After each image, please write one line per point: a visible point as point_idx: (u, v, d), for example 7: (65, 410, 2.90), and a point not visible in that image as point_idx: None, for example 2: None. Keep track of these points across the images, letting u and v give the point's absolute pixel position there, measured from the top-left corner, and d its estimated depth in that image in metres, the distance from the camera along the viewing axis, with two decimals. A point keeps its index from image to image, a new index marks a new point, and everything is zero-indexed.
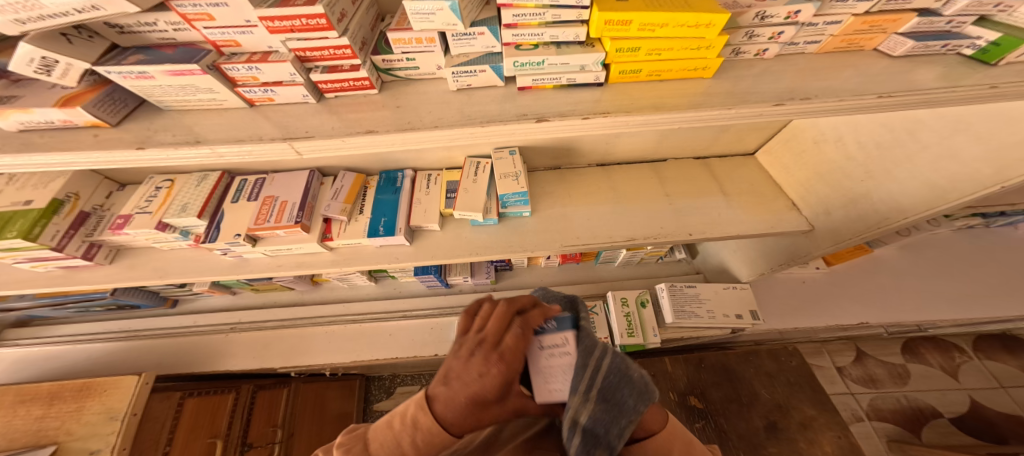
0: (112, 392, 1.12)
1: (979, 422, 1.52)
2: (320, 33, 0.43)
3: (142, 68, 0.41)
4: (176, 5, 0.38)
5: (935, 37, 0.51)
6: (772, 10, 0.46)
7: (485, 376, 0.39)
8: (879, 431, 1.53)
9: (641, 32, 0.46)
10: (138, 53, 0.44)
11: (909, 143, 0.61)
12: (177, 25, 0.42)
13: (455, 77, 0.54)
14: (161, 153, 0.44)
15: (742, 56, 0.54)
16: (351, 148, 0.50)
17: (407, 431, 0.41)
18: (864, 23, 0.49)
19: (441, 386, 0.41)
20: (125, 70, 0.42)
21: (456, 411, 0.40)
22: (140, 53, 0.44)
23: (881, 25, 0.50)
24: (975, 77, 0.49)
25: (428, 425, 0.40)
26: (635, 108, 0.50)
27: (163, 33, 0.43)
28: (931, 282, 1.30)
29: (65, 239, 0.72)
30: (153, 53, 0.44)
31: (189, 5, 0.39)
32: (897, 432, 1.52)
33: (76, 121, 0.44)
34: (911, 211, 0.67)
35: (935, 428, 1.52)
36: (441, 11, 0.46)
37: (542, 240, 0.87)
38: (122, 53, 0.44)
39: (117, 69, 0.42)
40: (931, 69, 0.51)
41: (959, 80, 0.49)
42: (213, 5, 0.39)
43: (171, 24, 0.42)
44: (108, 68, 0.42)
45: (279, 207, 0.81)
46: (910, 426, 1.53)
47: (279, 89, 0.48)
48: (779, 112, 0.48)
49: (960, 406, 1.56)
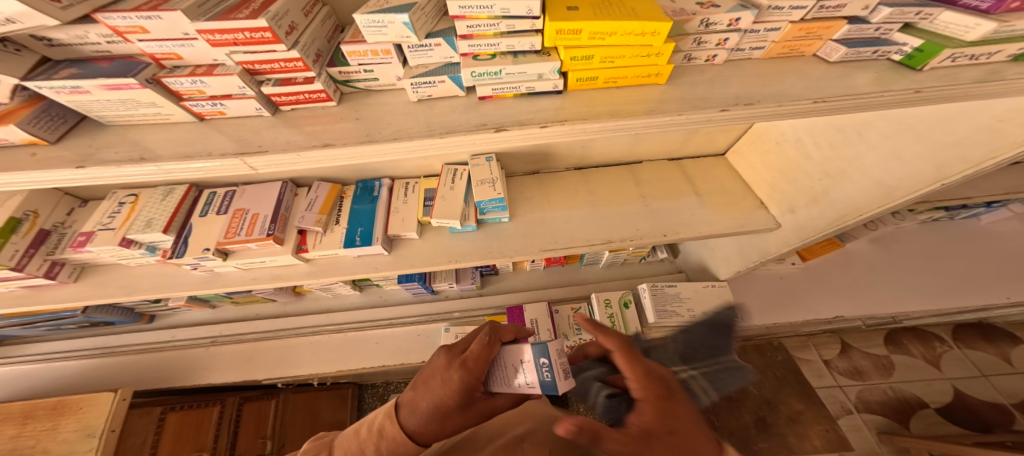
0: (88, 409, 1.07)
1: (962, 410, 1.56)
2: (265, 46, 0.43)
3: (75, 82, 0.40)
4: (105, 17, 0.37)
5: (867, 43, 0.52)
6: (715, 18, 0.47)
7: (444, 379, 0.43)
8: (867, 423, 1.56)
9: (592, 41, 0.46)
10: (71, 67, 0.42)
11: (860, 143, 0.63)
12: (110, 38, 0.41)
13: (415, 88, 0.54)
14: (104, 171, 0.43)
15: (694, 61, 0.55)
16: (309, 162, 0.49)
17: (373, 439, 0.45)
18: (802, 29, 0.51)
19: (411, 392, 0.47)
20: (57, 85, 0.41)
21: (422, 417, 0.44)
22: (73, 66, 0.43)
23: (816, 32, 0.52)
24: (903, 81, 0.50)
25: (393, 433, 0.44)
26: (592, 115, 0.51)
27: (97, 46, 0.42)
28: (905, 275, 1.33)
29: (25, 259, 0.70)
30: (87, 67, 0.42)
31: (119, 17, 0.38)
32: (884, 423, 1.55)
33: (11, 139, 0.43)
34: (865, 208, 0.67)
35: (922, 418, 1.55)
36: (393, 24, 0.46)
37: (521, 245, 0.87)
38: (53, 67, 0.43)
39: (48, 84, 0.40)
40: (869, 73, 0.53)
41: (891, 84, 0.50)
42: (145, 18, 0.38)
43: (104, 37, 0.41)
44: (38, 82, 0.40)
45: (250, 219, 0.80)
46: (896, 417, 1.56)
47: (228, 102, 0.48)
48: (726, 117, 0.49)
49: (944, 395, 1.60)
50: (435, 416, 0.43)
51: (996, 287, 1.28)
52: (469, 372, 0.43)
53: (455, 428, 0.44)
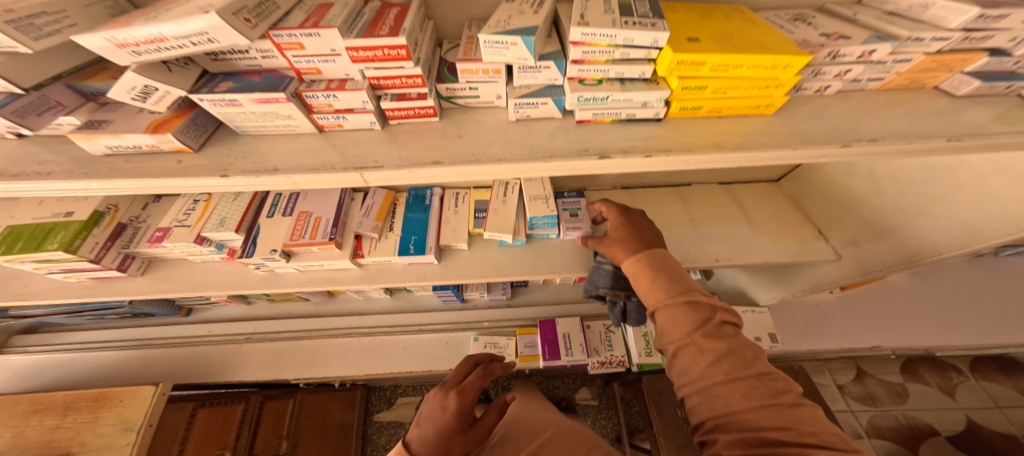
0: (129, 403, 1.05)
1: (979, 442, 1.53)
2: (397, 62, 0.45)
3: (233, 96, 0.41)
4: (274, 35, 0.40)
5: (1002, 77, 0.52)
6: (846, 49, 0.47)
7: (446, 405, 0.59)
8: (879, 449, 1.54)
9: (711, 72, 0.47)
10: (227, 80, 0.44)
11: (950, 181, 0.63)
12: (267, 52, 0.43)
13: (517, 107, 0.55)
14: (243, 180, 0.44)
15: (804, 91, 0.56)
16: (416, 179, 0.50)
17: None
18: (935, 61, 0.51)
19: (417, 429, 0.61)
20: (217, 98, 0.42)
21: (429, 444, 0.57)
22: (229, 80, 0.44)
23: (950, 64, 0.52)
24: None
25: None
26: (696, 146, 0.51)
27: (252, 60, 0.43)
28: (939, 308, 1.33)
29: (103, 251, 0.73)
30: (241, 81, 0.44)
31: (285, 35, 0.40)
32: (896, 450, 1.54)
33: (163, 147, 0.43)
34: (945, 248, 0.69)
35: (931, 446, 1.53)
36: (515, 45, 0.47)
37: (569, 262, 0.89)
38: (212, 80, 0.44)
39: (210, 97, 0.42)
40: (992, 109, 0.52)
41: (1014, 123, 0.49)
42: (307, 35, 0.40)
43: (262, 52, 0.42)
44: (202, 95, 0.41)
45: (314, 223, 0.81)
46: (907, 444, 1.54)
47: (349, 116, 0.49)
48: (845, 152, 0.50)
49: (955, 424, 1.58)
50: (441, 438, 0.57)
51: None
52: (465, 397, 0.59)
53: (459, 451, 0.57)
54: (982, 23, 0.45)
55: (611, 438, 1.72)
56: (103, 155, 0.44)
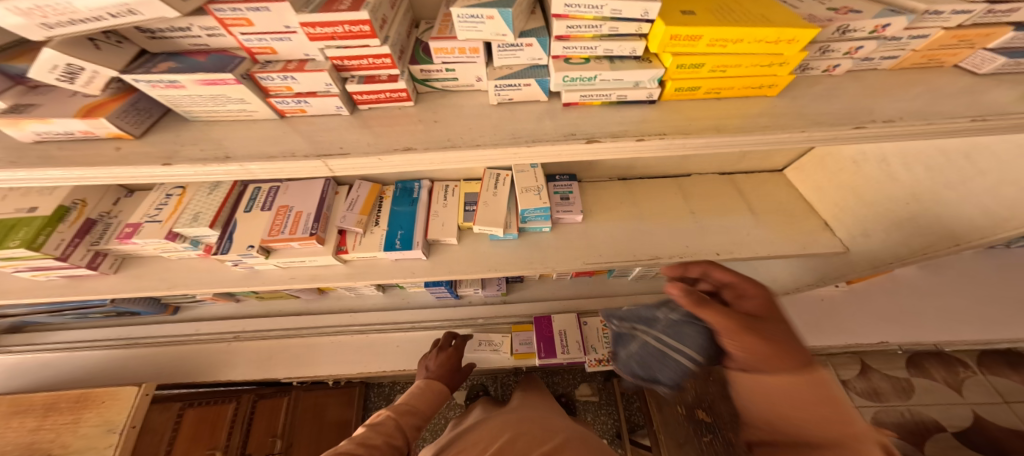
0: (111, 403, 1.02)
1: (984, 438, 1.49)
2: (361, 40, 0.41)
3: (173, 77, 0.38)
4: (215, 8, 0.35)
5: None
6: (856, 24, 0.43)
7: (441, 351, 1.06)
8: None
9: (710, 48, 0.42)
10: (168, 60, 0.40)
11: (968, 167, 0.59)
12: (211, 31, 0.38)
13: (498, 90, 0.50)
14: (188, 169, 0.40)
15: (809, 72, 0.51)
16: (387, 167, 0.46)
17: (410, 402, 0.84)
18: (953, 38, 0.45)
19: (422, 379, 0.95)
20: (155, 79, 0.38)
21: (439, 368, 0.99)
22: (171, 60, 0.40)
23: (970, 40, 0.46)
24: None
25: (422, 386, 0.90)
26: (693, 129, 0.47)
27: (196, 39, 0.39)
28: (951, 302, 1.28)
29: (69, 248, 0.70)
30: (185, 61, 0.40)
31: (228, 8, 0.35)
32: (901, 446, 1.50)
33: (98, 132, 0.40)
34: (968, 237, 0.64)
35: (937, 442, 1.49)
36: (492, 19, 0.42)
37: (564, 257, 0.84)
38: (151, 60, 0.40)
39: (147, 78, 0.38)
40: (1020, 89, 0.47)
41: None
42: (253, 10, 0.36)
43: (206, 29, 0.38)
44: (137, 76, 0.38)
45: (294, 217, 0.78)
46: (911, 439, 1.51)
47: (313, 100, 0.45)
48: (856, 135, 0.45)
49: (962, 421, 1.54)
50: (443, 365, 1.00)
51: None
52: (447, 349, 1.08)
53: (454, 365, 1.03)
54: None
55: (611, 434, 1.69)
56: (31, 141, 0.41)
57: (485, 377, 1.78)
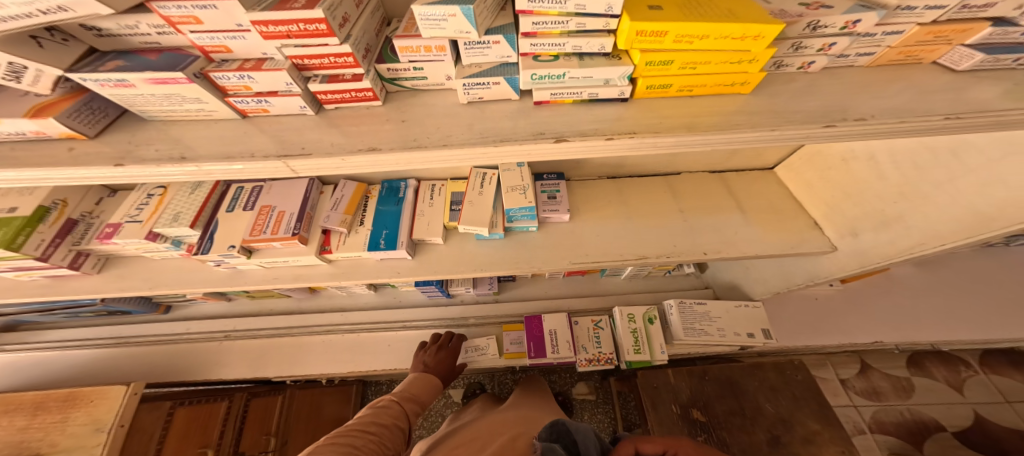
0: (99, 402, 1.04)
1: (984, 438, 1.47)
2: (320, 39, 0.40)
3: (121, 75, 0.39)
4: (159, 6, 0.35)
5: (1008, 49, 0.45)
6: (828, 20, 0.42)
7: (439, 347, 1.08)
8: (880, 444, 1.49)
9: (677, 44, 0.41)
10: (117, 58, 0.41)
11: (955, 164, 0.58)
12: (160, 28, 0.39)
13: (466, 89, 0.50)
14: (144, 169, 0.42)
15: (784, 69, 0.50)
16: (352, 167, 0.46)
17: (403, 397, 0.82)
18: (929, 33, 0.44)
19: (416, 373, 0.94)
20: (103, 78, 0.39)
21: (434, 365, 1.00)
22: (120, 58, 0.41)
23: (947, 36, 0.45)
24: None
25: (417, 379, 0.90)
26: (664, 128, 0.46)
27: (146, 37, 0.40)
28: (949, 302, 1.25)
29: (50, 249, 0.70)
30: (135, 60, 0.41)
31: (173, 6, 0.35)
32: (900, 446, 1.48)
33: (50, 133, 0.41)
34: (949, 238, 0.61)
35: (938, 442, 1.47)
36: (454, 17, 0.41)
37: (549, 256, 0.83)
38: (100, 58, 0.41)
39: (93, 76, 0.39)
40: (1001, 85, 0.45)
41: None
42: (201, 8, 0.36)
43: (155, 28, 0.39)
44: (83, 75, 0.39)
45: (276, 217, 0.77)
46: (910, 440, 1.48)
47: (273, 100, 0.45)
48: (829, 133, 0.44)
49: (964, 420, 1.52)
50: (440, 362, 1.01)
51: None
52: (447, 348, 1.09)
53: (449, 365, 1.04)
54: None
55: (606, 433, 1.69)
56: None
57: (481, 375, 1.78)
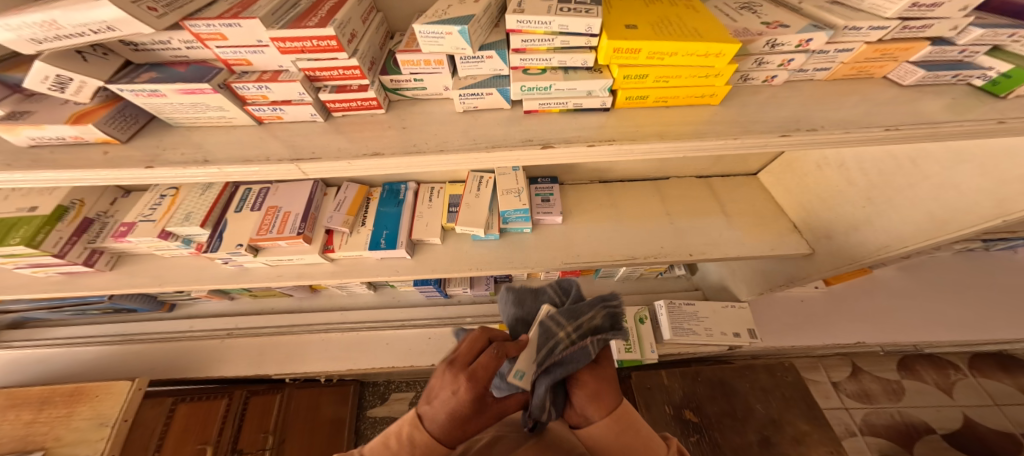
0: (104, 397, 1.07)
1: (971, 439, 1.51)
2: (329, 54, 0.45)
3: (155, 86, 0.44)
4: (191, 24, 0.41)
5: (948, 66, 0.50)
6: (783, 38, 0.46)
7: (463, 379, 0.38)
8: (871, 446, 1.52)
9: (649, 60, 0.46)
10: (151, 70, 0.46)
11: (915, 172, 0.62)
12: (189, 43, 0.44)
13: (462, 99, 0.54)
14: (171, 171, 0.46)
15: (751, 81, 0.55)
16: (357, 170, 0.50)
17: (402, 450, 0.39)
18: (876, 51, 0.49)
19: (426, 405, 0.41)
20: (138, 88, 0.44)
21: (442, 426, 0.39)
22: (153, 70, 0.46)
23: (893, 53, 0.50)
24: (981, 110, 0.47)
25: (420, 442, 0.39)
26: (640, 136, 0.50)
27: (176, 51, 0.46)
28: (930, 304, 1.29)
29: (67, 246, 0.73)
30: (166, 71, 0.46)
31: (203, 25, 0.41)
32: (889, 447, 1.51)
33: (87, 137, 0.46)
34: (913, 241, 0.66)
35: (927, 443, 1.51)
36: (450, 35, 0.46)
37: (542, 257, 0.87)
38: (135, 70, 0.46)
39: (130, 87, 0.44)
40: (942, 98, 0.50)
41: (965, 112, 0.47)
42: (227, 26, 0.41)
43: (184, 42, 0.44)
44: (121, 85, 0.44)
45: (282, 217, 0.81)
46: (901, 441, 1.52)
47: (287, 108, 0.50)
48: (786, 142, 0.48)
49: (953, 422, 1.55)
50: (449, 420, 0.38)
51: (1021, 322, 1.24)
52: (480, 387, 0.37)
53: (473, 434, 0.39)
54: (917, 11, 0.43)
55: None
56: (27, 145, 0.47)
57: None
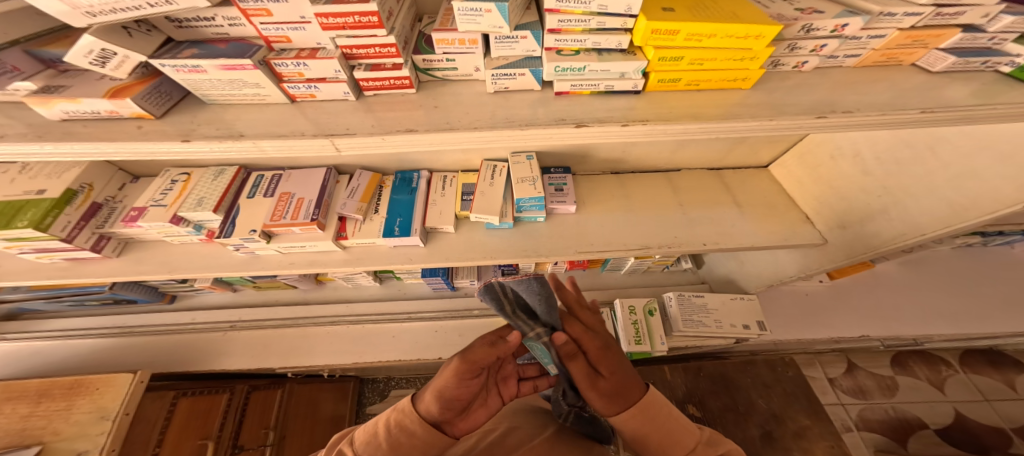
0: (105, 390, 1.04)
1: (964, 434, 1.54)
2: (369, 30, 0.45)
3: (197, 62, 0.43)
4: (239, 1, 0.40)
5: (977, 53, 0.51)
6: (819, 23, 0.47)
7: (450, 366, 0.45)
8: (868, 441, 1.54)
9: (688, 42, 0.47)
10: (192, 47, 0.46)
11: (931, 161, 0.63)
12: (232, 20, 0.44)
13: (495, 79, 0.54)
14: (204, 144, 0.47)
15: (781, 67, 0.56)
16: (390, 147, 0.50)
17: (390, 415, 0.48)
18: (908, 37, 0.50)
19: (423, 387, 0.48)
20: (179, 64, 0.44)
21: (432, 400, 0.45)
22: (194, 47, 0.46)
23: (923, 40, 0.51)
24: (1010, 96, 0.48)
25: (404, 405, 0.47)
26: (674, 117, 0.51)
27: (218, 28, 0.46)
28: (930, 299, 1.32)
29: (76, 231, 0.71)
30: (206, 48, 0.46)
31: (251, 0, 0.40)
32: (885, 442, 1.54)
33: (123, 112, 0.47)
34: (929, 228, 0.68)
35: (921, 439, 1.54)
36: (490, 12, 0.46)
37: (558, 246, 0.87)
38: (175, 47, 0.47)
39: (172, 62, 0.44)
40: (970, 85, 0.51)
41: (993, 98, 0.49)
42: (274, 1, 0.40)
43: (228, 19, 0.44)
44: (164, 61, 0.44)
45: (295, 204, 0.79)
46: (897, 437, 1.54)
47: (322, 85, 0.50)
48: (817, 125, 0.49)
49: (946, 418, 1.58)
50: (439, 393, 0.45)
51: (1017, 317, 1.27)
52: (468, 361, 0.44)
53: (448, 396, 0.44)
54: None
55: None
56: (59, 120, 0.47)
57: None
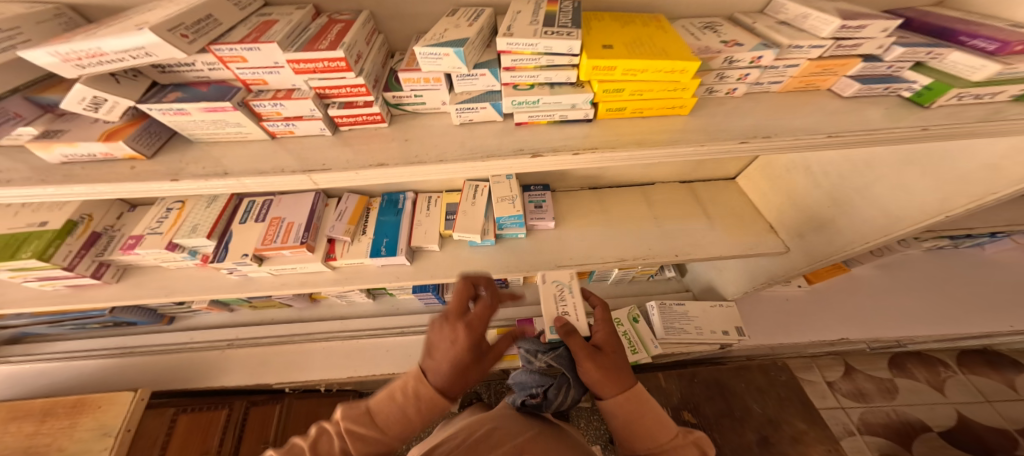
0: (108, 408, 1.08)
1: (968, 436, 1.54)
2: (338, 73, 0.50)
3: (181, 105, 0.49)
4: (216, 48, 0.46)
5: (878, 80, 0.57)
6: (738, 56, 0.53)
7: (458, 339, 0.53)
8: (870, 445, 1.55)
9: (625, 76, 0.52)
10: (176, 90, 0.52)
11: (869, 173, 0.68)
12: (212, 65, 0.50)
13: (458, 112, 0.59)
14: (194, 182, 0.52)
15: (716, 94, 0.61)
16: (363, 179, 0.55)
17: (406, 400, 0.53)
18: (818, 66, 0.56)
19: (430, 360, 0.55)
20: (165, 107, 0.50)
21: (445, 375, 0.53)
22: (178, 90, 0.52)
23: (833, 69, 0.57)
24: (912, 118, 0.54)
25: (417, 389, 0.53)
26: (619, 144, 0.56)
27: (200, 73, 0.51)
28: (908, 300, 1.35)
29: (76, 259, 0.76)
30: (190, 91, 0.52)
31: (226, 48, 0.46)
32: (888, 446, 1.54)
33: (116, 153, 0.52)
34: (871, 236, 0.74)
35: (925, 441, 1.54)
36: (447, 56, 0.51)
37: (537, 260, 0.91)
38: (161, 90, 0.52)
39: (158, 106, 0.50)
40: (880, 108, 0.57)
41: (900, 120, 0.54)
42: (248, 49, 0.46)
43: (208, 64, 0.50)
44: (150, 105, 0.49)
45: (286, 228, 0.84)
46: (899, 440, 1.55)
47: (298, 123, 0.55)
48: (745, 148, 0.55)
49: (949, 420, 1.59)
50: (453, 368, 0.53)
51: (995, 315, 1.30)
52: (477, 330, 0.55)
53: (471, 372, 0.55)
54: (848, 31, 0.50)
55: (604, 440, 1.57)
56: (59, 162, 0.53)
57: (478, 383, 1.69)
